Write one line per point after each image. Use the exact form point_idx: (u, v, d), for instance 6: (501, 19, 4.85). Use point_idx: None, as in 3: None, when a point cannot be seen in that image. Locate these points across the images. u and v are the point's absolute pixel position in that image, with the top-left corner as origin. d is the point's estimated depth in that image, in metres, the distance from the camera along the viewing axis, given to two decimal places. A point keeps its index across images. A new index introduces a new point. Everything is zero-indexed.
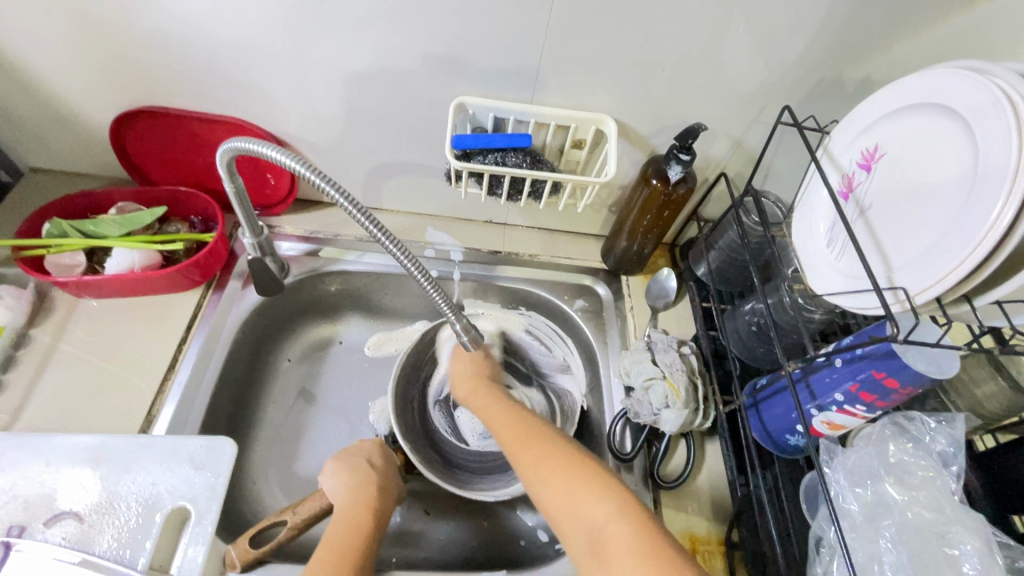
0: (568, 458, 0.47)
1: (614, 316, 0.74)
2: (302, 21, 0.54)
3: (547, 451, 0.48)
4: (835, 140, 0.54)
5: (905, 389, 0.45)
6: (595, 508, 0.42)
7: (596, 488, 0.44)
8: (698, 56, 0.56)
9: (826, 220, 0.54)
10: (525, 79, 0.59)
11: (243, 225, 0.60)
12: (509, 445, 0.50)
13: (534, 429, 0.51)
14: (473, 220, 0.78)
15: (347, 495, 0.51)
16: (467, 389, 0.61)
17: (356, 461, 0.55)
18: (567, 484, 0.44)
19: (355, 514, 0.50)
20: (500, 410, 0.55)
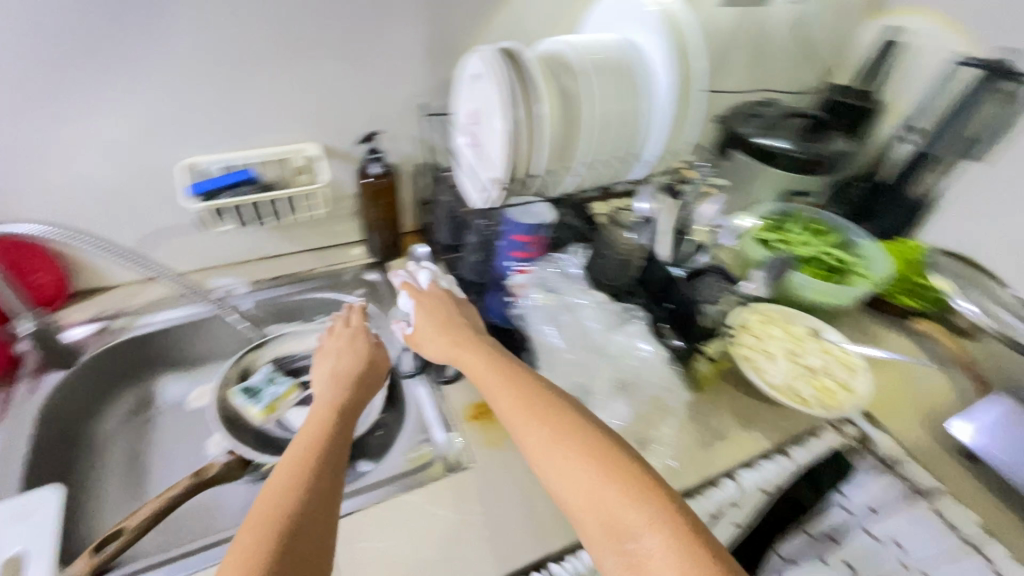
0: (578, 433, 0.52)
1: (387, 289, 0.95)
2: (22, 133, 0.68)
3: (561, 435, 0.52)
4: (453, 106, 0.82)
5: (533, 238, 0.73)
6: (628, 514, 0.45)
7: (635, 496, 0.46)
8: (353, 86, 0.81)
9: (463, 156, 0.80)
10: (233, 134, 0.79)
11: (20, 308, 0.73)
12: (519, 430, 0.54)
13: (542, 409, 0.55)
14: (251, 258, 0.94)
15: (340, 363, 0.69)
16: (436, 338, 0.70)
17: (344, 333, 0.74)
18: (591, 480, 0.48)
19: (309, 433, 0.56)
20: (494, 372, 0.61)
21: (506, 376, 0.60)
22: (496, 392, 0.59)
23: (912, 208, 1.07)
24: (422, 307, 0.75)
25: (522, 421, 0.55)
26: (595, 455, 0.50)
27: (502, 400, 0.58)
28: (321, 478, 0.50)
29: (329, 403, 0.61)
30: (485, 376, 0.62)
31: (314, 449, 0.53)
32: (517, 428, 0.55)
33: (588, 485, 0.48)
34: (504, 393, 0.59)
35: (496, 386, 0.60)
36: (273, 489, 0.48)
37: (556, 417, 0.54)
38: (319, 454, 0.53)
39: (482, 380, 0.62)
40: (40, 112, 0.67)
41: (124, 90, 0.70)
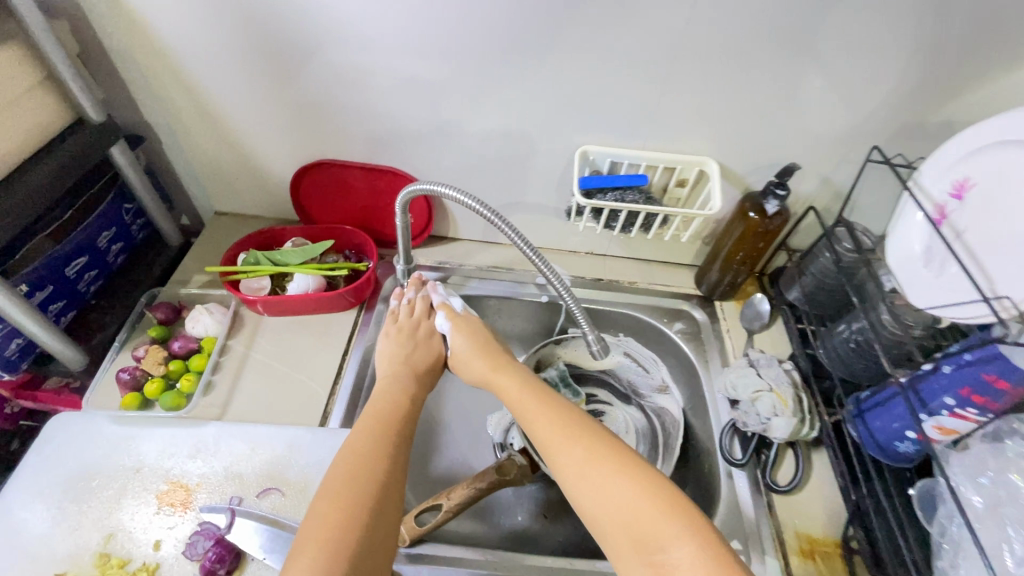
0: (626, 467, 0.48)
1: (712, 337, 0.80)
2: (462, 84, 0.68)
3: (598, 452, 0.49)
4: (924, 172, 0.60)
5: (1016, 391, 0.50)
6: (664, 532, 0.43)
7: (666, 511, 0.44)
8: (787, 106, 0.65)
9: (922, 243, 0.60)
10: (642, 129, 0.70)
11: (401, 254, 0.72)
12: (550, 449, 0.51)
13: (569, 420, 0.53)
14: (577, 251, 0.88)
15: (401, 359, 0.66)
16: (477, 359, 0.65)
17: (406, 326, 0.70)
18: (625, 488, 0.46)
19: (365, 431, 0.54)
20: (517, 397, 0.58)
21: (539, 396, 0.57)
22: (529, 414, 0.55)
23: None
24: (466, 318, 0.70)
25: (554, 432, 0.52)
26: (631, 467, 0.48)
27: (543, 422, 0.54)
28: (369, 464, 0.50)
29: (393, 403, 0.59)
30: (560, 418, 0.53)
31: (365, 446, 0.52)
32: (546, 445, 0.52)
33: (625, 500, 0.45)
34: (536, 412, 0.55)
35: (526, 409, 0.56)
36: (334, 474, 0.49)
37: (573, 419, 0.53)
38: (394, 436, 0.55)
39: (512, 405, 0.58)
40: (486, 65, 0.65)
41: (568, 58, 0.63)
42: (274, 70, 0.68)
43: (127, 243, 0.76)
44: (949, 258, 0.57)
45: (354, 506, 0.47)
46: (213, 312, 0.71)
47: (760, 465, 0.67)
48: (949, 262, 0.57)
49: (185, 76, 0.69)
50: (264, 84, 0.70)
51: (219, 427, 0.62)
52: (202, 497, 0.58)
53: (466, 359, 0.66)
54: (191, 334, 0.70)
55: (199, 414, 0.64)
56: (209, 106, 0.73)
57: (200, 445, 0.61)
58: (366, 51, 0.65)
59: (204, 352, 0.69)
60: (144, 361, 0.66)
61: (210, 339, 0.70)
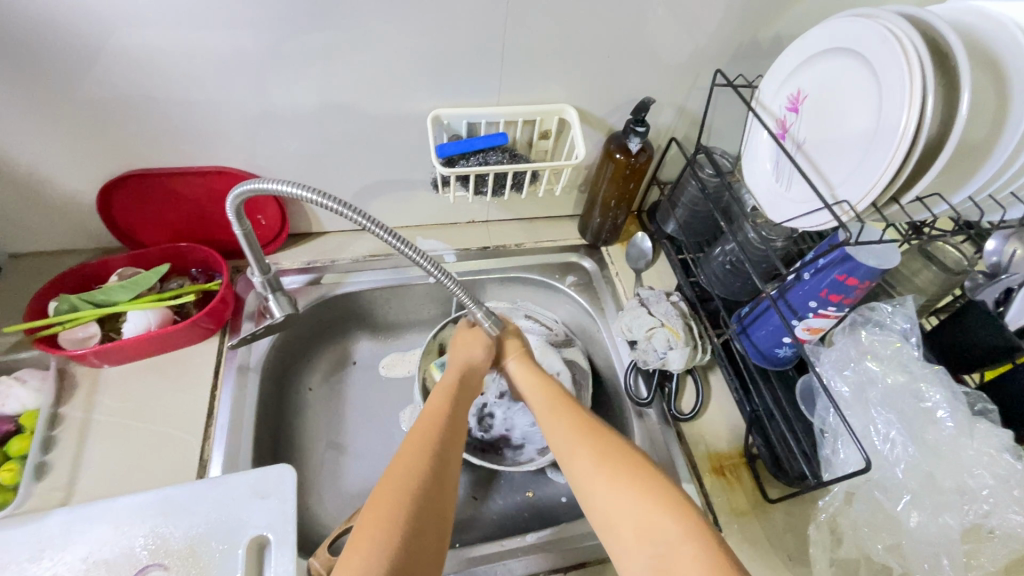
0: (646, 470, 0.48)
1: (604, 283, 0.81)
2: (278, 58, 0.58)
3: (609, 453, 0.50)
4: (764, 90, 0.64)
5: (863, 284, 0.54)
6: (663, 524, 0.44)
7: (668, 504, 0.45)
8: (632, 41, 0.64)
9: (772, 158, 0.63)
10: (493, 85, 0.65)
11: (252, 265, 0.63)
12: (573, 460, 0.51)
13: (586, 421, 0.53)
14: (456, 222, 0.84)
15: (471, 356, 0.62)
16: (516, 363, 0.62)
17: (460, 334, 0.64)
18: (629, 497, 0.46)
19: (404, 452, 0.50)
20: (547, 398, 0.58)
21: (564, 401, 0.57)
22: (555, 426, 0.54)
23: None
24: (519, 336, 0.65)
25: (570, 439, 0.52)
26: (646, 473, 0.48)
27: (564, 431, 0.53)
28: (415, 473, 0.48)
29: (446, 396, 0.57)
30: (585, 426, 0.53)
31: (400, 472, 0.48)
32: (569, 455, 0.51)
33: (629, 498, 0.46)
34: (560, 415, 0.55)
35: (559, 407, 0.56)
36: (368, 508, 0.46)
37: (588, 424, 0.53)
38: (446, 444, 0.52)
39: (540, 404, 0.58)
40: (300, 35, 0.56)
41: (393, 14, 0.56)
42: (21, 72, 0.53)
43: None
44: (794, 169, 0.60)
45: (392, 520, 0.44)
46: (26, 381, 0.59)
47: (664, 397, 0.70)
48: (795, 173, 0.60)
49: None
50: (13, 92, 0.55)
51: (65, 514, 0.52)
52: None
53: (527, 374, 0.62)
54: (2, 413, 0.57)
55: (37, 505, 0.53)
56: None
57: (43, 544, 0.50)
58: (141, 33, 0.53)
59: (26, 430, 0.57)
60: None
61: (32, 414, 0.58)
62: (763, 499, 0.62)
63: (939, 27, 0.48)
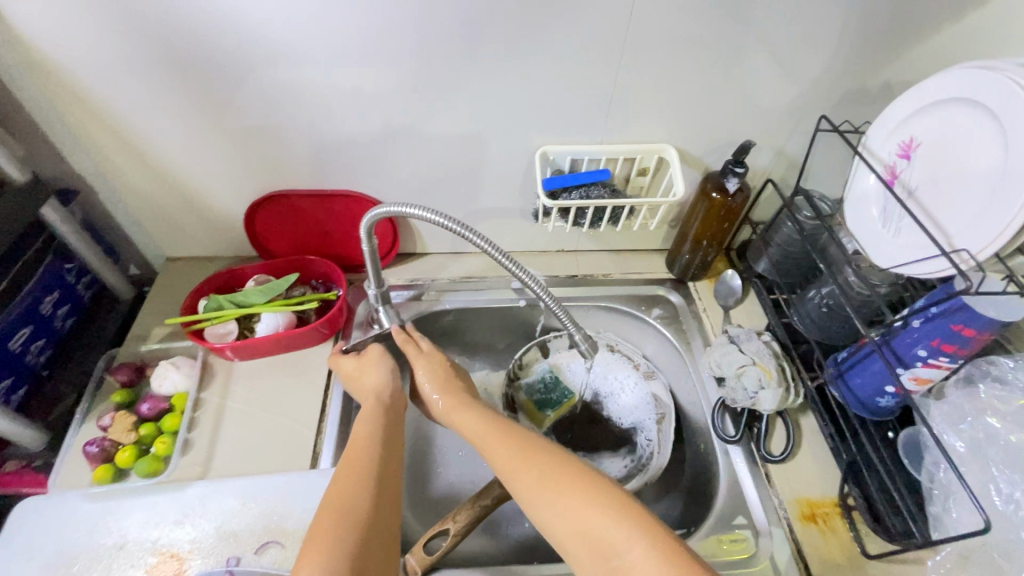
0: (580, 478, 0.50)
1: (690, 318, 0.82)
2: (410, 94, 0.65)
3: (550, 467, 0.52)
4: (870, 136, 0.64)
5: (981, 336, 0.53)
6: (604, 525, 0.46)
7: (606, 507, 0.47)
8: (736, 86, 0.66)
9: (879, 204, 0.63)
10: (598, 124, 0.70)
11: (371, 279, 0.69)
12: (512, 471, 0.53)
13: (524, 439, 0.56)
14: (547, 250, 0.88)
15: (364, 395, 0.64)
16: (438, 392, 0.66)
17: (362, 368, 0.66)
18: (578, 504, 0.48)
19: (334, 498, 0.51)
20: (483, 421, 0.60)
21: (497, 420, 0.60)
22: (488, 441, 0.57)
23: None
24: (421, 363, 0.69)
25: (512, 453, 0.54)
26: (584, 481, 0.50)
27: (503, 447, 0.55)
28: (357, 491, 0.50)
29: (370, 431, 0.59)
30: (522, 442, 0.55)
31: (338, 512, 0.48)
32: (510, 470, 0.53)
33: (575, 506, 0.48)
34: (497, 436, 0.57)
35: (494, 427, 0.59)
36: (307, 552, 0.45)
37: (523, 439, 0.56)
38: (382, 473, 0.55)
39: (478, 429, 0.59)
40: (434, 77, 0.64)
41: (516, 60, 0.63)
42: (208, 104, 0.65)
43: (74, 305, 0.71)
44: (904, 215, 0.59)
45: (334, 537, 0.46)
46: (180, 366, 0.67)
47: (753, 437, 0.69)
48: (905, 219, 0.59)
49: (107, 120, 0.65)
50: (198, 120, 0.66)
51: (203, 486, 0.59)
52: (196, 562, 0.55)
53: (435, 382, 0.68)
54: (159, 392, 0.67)
55: (180, 476, 0.61)
56: (142, 149, 0.69)
57: (185, 510, 0.58)
58: (304, 69, 0.62)
59: (176, 409, 0.66)
60: (111, 429, 0.62)
61: (181, 396, 0.67)
62: (859, 553, 0.58)
63: None
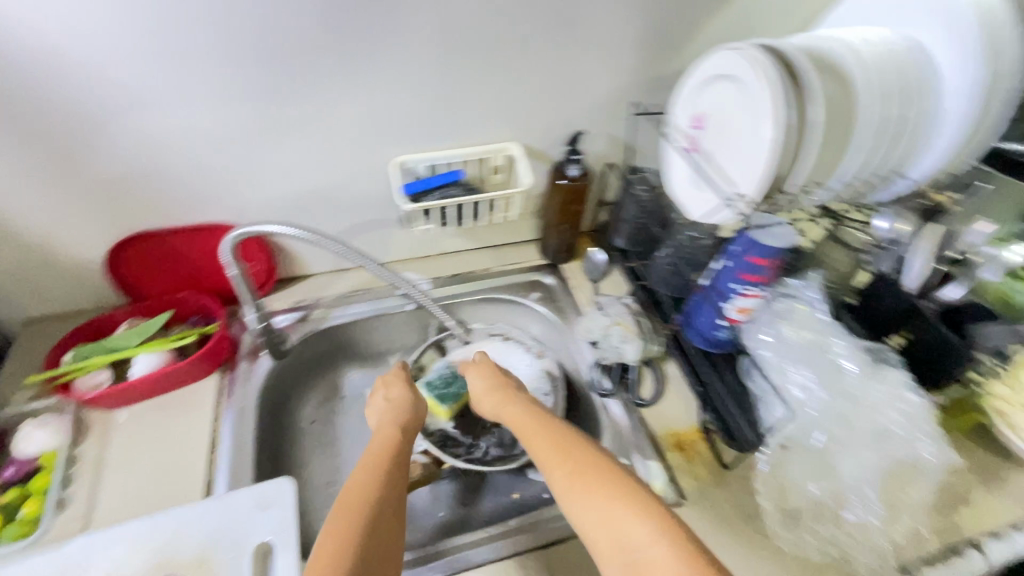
0: (608, 477, 0.50)
1: (564, 295, 0.90)
2: (258, 122, 0.68)
3: (584, 470, 0.52)
4: (672, 114, 0.75)
5: (771, 263, 0.64)
6: (630, 525, 0.46)
7: (626, 504, 0.47)
8: (558, 85, 0.76)
9: (686, 169, 0.74)
10: (445, 131, 0.77)
11: (247, 301, 0.72)
12: (551, 465, 0.54)
13: (562, 440, 0.57)
14: (428, 255, 0.93)
15: (385, 409, 0.67)
16: (490, 397, 0.69)
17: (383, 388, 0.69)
18: (610, 507, 0.48)
19: (348, 498, 0.52)
20: (531, 423, 0.61)
21: (536, 420, 0.61)
22: (528, 437, 0.60)
23: None
24: (480, 372, 0.72)
25: (553, 453, 0.56)
26: (615, 480, 0.50)
27: (543, 451, 0.57)
28: (381, 498, 0.53)
29: (381, 445, 0.60)
30: (563, 444, 0.56)
31: (359, 509, 0.51)
32: (547, 465, 0.55)
33: (602, 503, 0.48)
34: (535, 441, 0.58)
35: (538, 429, 0.60)
36: (323, 546, 0.47)
37: (559, 439, 0.57)
38: (393, 475, 0.56)
39: (526, 432, 0.61)
40: (279, 103, 0.68)
41: (354, 81, 0.68)
42: (41, 152, 0.64)
43: None
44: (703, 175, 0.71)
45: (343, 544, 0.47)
46: (46, 424, 0.64)
47: (625, 387, 0.76)
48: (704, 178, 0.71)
49: None
50: (34, 169, 0.65)
51: (83, 540, 0.57)
52: None
53: (478, 384, 0.71)
54: (25, 456, 0.63)
55: (59, 534, 0.59)
56: None
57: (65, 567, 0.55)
58: (143, 107, 0.63)
59: (46, 469, 0.63)
60: None
61: (52, 454, 0.64)
62: (720, 467, 0.67)
63: (785, 49, 0.60)
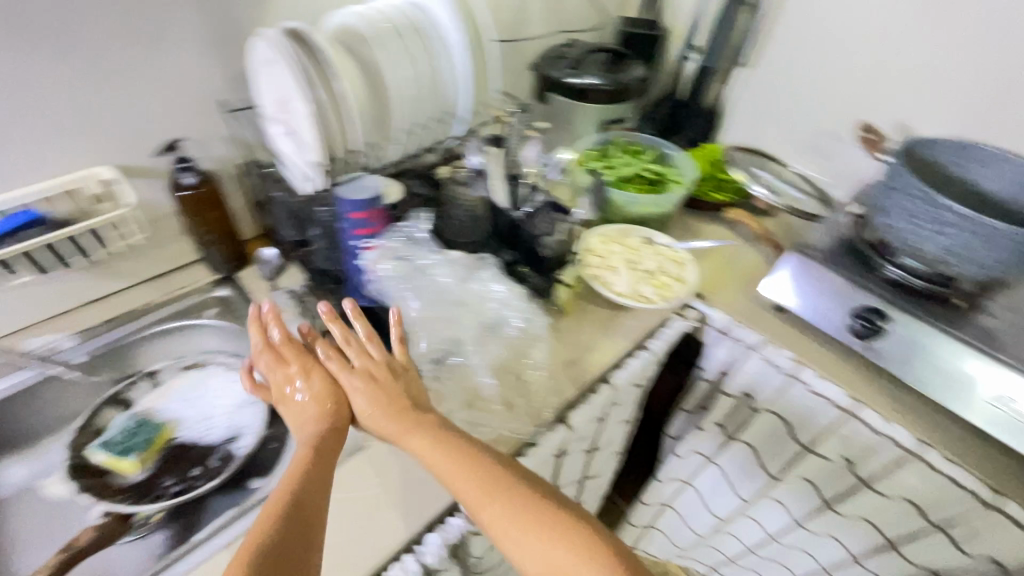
0: (550, 512, 0.52)
1: (241, 301, 0.90)
2: None
3: (512, 497, 0.53)
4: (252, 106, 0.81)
5: (368, 214, 0.74)
6: (577, 566, 0.48)
7: (575, 548, 0.49)
8: (126, 99, 0.75)
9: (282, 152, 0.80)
10: (5, 171, 0.70)
11: None
12: (472, 503, 0.53)
13: (481, 471, 0.55)
14: (70, 308, 0.85)
15: (313, 405, 0.62)
16: (370, 409, 0.61)
17: (345, 346, 0.67)
18: (544, 546, 0.50)
19: (243, 554, 0.46)
20: (438, 446, 0.58)
21: (439, 436, 0.59)
22: (440, 463, 0.56)
23: (706, 118, 1.29)
24: (347, 347, 0.67)
25: (456, 476, 0.55)
26: (551, 509, 0.52)
27: (464, 489, 0.54)
28: (293, 539, 0.48)
29: (296, 467, 0.55)
30: (471, 460, 0.56)
31: (268, 555, 0.46)
32: (462, 492, 0.54)
33: (539, 537, 0.50)
34: (443, 462, 0.56)
35: (449, 452, 0.57)
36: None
37: (483, 467, 0.55)
38: (312, 502, 0.52)
39: (435, 462, 0.57)
40: None
41: None
42: None
43: None
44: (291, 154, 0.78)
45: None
46: None
47: None
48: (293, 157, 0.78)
49: None
50: None
51: None
52: None
53: (357, 359, 0.65)
54: None
55: None
56: None
57: None
58: None
59: None
60: None
61: None
62: None
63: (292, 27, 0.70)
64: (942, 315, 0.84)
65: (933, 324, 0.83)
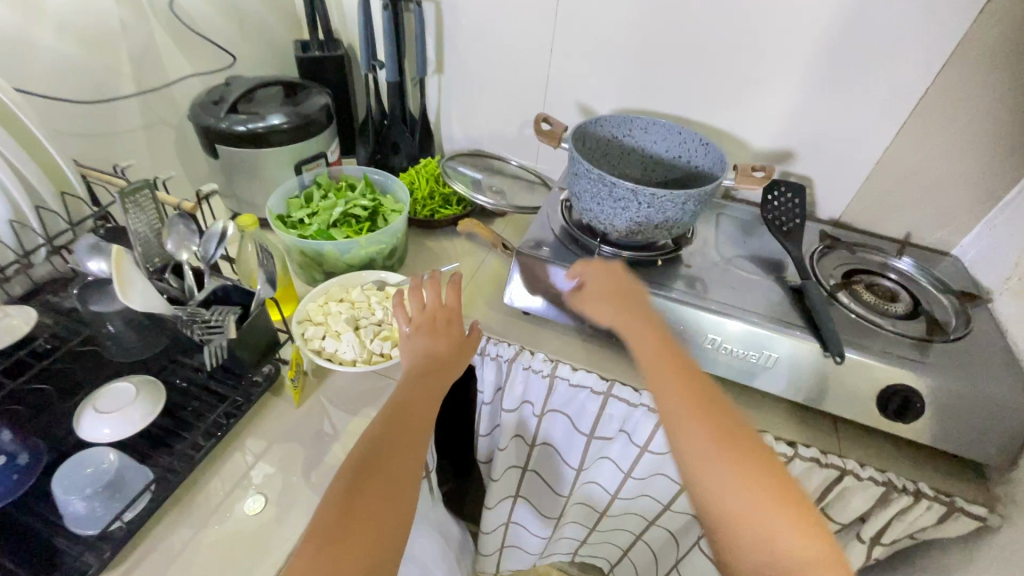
0: (771, 481, 0.58)
1: None
2: None
3: (754, 464, 0.58)
4: None
5: None
6: (791, 536, 0.55)
7: (783, 507, 0.57)
8: None
9: None
10: None
11: None
12: (689, 421, 0.61)
13: (723, 422, 0.61)
14: None
15: (424, 352, 0.74)
16: (603, 292, 0.77)
17: (432, 320, 0.77)
18: (778, 526, 0.56)
19: (377, 434, 0.63)
20: (659, 330, 0.70)
21: (668, 343, 0.68)
22: (649, 340, 0.68)
23: (417, 130, 1.23)
24: (600, 270, 0.80)
25: (685, 420, 0.61)
26: (788, 494, 0.58)
27: (671, 375, 0.64)
28: (400, 476, 0.60)
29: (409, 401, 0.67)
30: (681, 356, 0.66)
31: (355, 486, 0.57)
32: (673, 413, 0.62)
33: (755, 501, 0.57)
34: (666, 366, 0.65)
35: (658, 353, 0.67)
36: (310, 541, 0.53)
37: (722, 418, 0.61)
38: (412, 438, 0.64)
39: (650, 357, 0.67)
40: None
41: None
42: None
43: None
44: None
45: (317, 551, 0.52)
46: None
47: None
48: None
49: None
50: None
51: None
52: None
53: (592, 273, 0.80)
54: None
55: None
56: None
57: None
58: None
59: None
60: None
61: None
62: None
63: None
64: (651, 278, 0.90)
65: (646, 289, 0.87)
